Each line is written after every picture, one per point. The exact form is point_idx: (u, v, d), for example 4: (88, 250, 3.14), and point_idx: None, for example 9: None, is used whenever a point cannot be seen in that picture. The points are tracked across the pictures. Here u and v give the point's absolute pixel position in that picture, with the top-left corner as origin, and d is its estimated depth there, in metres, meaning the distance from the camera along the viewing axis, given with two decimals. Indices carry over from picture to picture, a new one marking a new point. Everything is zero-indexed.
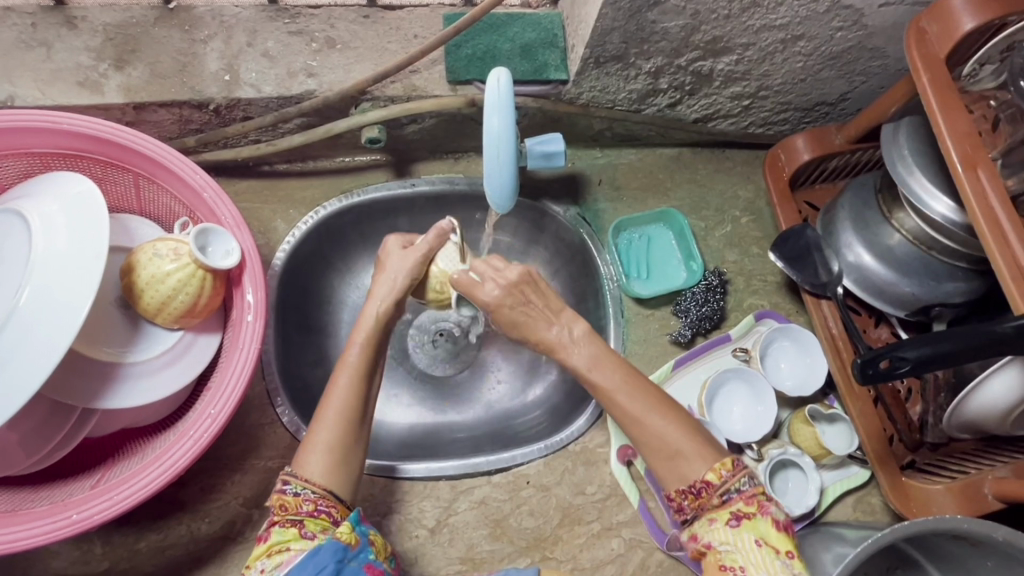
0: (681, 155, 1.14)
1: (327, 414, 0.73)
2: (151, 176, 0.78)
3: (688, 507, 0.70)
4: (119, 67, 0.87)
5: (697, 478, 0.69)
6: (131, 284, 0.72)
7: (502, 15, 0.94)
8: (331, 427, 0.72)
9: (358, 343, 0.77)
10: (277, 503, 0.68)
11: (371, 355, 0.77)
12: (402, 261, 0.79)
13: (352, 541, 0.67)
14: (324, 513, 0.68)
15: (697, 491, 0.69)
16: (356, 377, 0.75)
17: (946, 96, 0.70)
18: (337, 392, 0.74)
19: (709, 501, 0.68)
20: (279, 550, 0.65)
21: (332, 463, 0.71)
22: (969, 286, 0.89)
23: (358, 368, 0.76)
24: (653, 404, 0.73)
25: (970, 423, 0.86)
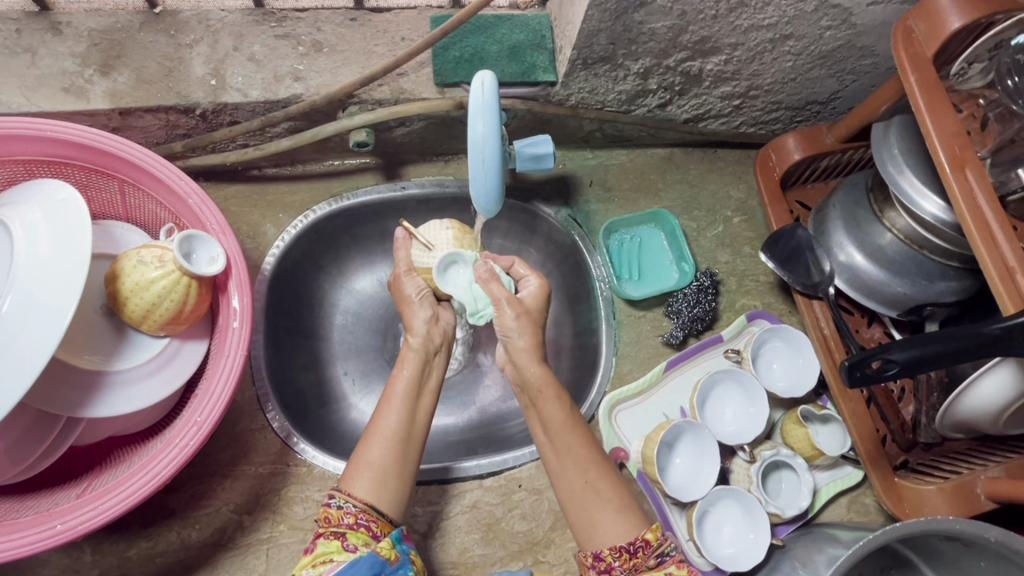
0: (672, 156, 1.14)
1: (376, 433, 0.74)
2: (136, 183, 0.78)
3: (619, 567, 0.70)
4: (104, 73, 0.86)
5: (636, 537, 0.71)
6: (116, 291, 0.71)
7: (489, 16, 0.94)
8: (379, 446, 0.73)
9: (409, 361, 0.77)
10: (322, 516, 0.70)
11: (423, 374, 0.77)
12: (408, 279, 0.82)
13: (392, 556, 0.68)
14: (363, 526, 0.69)
15: (634, 550, 0.71)
16: (406, 395, 0.76)
17: (934, 95, 0.69)
18: (387, 413, 0.75)
19: (645, 561, 0.70)
20: (323, 562, 0.66)
21: (377, 481, 0.72)
22: (960, 285, 0.89)
23: (407, 387, 0.76)
24: (598, 460, 0.76)
25: (963, 423, 0.86)
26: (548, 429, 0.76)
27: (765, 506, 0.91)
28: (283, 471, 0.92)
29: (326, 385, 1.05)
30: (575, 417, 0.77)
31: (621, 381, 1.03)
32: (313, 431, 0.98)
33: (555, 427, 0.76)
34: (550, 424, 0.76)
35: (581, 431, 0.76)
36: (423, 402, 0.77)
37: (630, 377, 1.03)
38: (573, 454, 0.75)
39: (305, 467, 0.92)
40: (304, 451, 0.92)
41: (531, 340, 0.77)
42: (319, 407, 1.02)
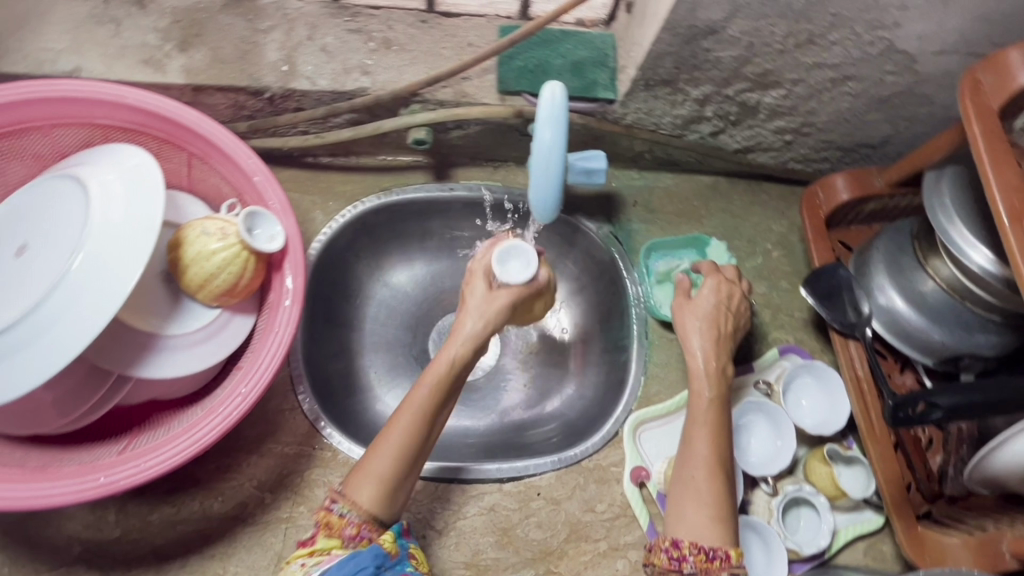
0: (717, 184, 1.15)
1: (386, 444, 0.74)
2: (205, 157, 0.80)
3: (690, 561, 0.72)
4: (182, 49, 0.89)
5: (719, 546, 0.72)
6: (176, 259, 0.73)
7: (556, 31, 0.96)
8: (386, 456, 0.74)
9: (430, 379, 0.78)
10: (324, 518, 0.72)
11: (438, 392, 0.77)
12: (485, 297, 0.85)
13: (392, 550, 0.72)
14: (363, 537, 0.72)
15: (712, 555, 0.72)
16: (423, 411, 0.76)
17: (995, 147, 0.69)
18: (400, 430, 0.75)
19: (717, 571, 0.71)
20: (321, 554, 0.70)
21: (379, 491, 0.73)
22: (1000, 340, 0.89)
23: (424, 406, 0.76)
24: (715, 463, 0.78)
25: (990, 478, 0.86)
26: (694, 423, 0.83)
27: (784, 540, 0.91)
28: (308, 453, 0.93)
29: (355, 374, 1.08)
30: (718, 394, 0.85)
31: (648, 401, 1.02)
32: (338, 419, 0.99)
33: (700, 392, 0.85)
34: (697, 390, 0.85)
35: (715, 418, 0.83)
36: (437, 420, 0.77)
37: (657, 398, 1.03)
38: (700, 447, 0.80)
39: (329, 452, 0.93)
40: (331, 436, 0.94)
41: (711, 347, 0.88)
42: (346, 394, 1.05)
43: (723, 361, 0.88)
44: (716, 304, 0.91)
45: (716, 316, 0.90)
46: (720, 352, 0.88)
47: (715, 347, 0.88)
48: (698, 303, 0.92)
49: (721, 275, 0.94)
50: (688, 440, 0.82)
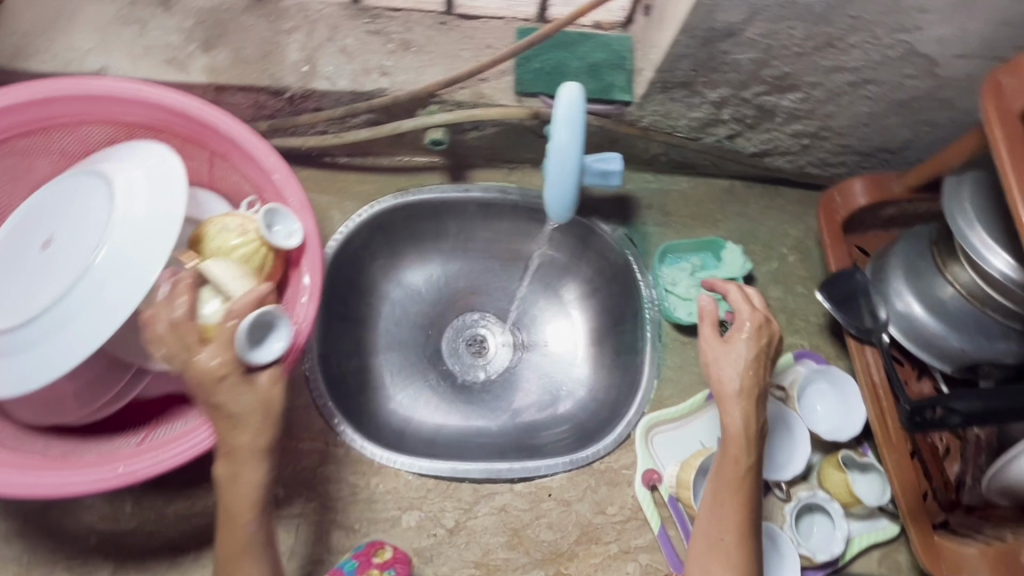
0: (733, 188, 1.15)
1: None
2: (226, 155, 0.81)
3: None
4: (206, 49, 0.91)
5: None
6: (197, 254, 0.74)
7: (574, 34, 0.97)
8: None
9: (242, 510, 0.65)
10: None
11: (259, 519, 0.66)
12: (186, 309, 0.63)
13: None
14: None
15: None
16: (256, 548, 0.67)
17: (1017, 150, 0.69)
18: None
19: None
20: None
21: None
22: (1020, 349, 0.88)
23: (255, 541, 0.66)
24: (741, 526, 0.76)
25: (1009, 488, 0.86)
26: (725, 485, 0.78)
27: (797, 547, 0.90)
28: (322, 449, 0.94)
29: (369, 372, 1.09)
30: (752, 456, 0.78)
31: (660, 404, 1.02)
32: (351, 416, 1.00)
33: (733, 452, 0.78)
34: (731, 451, 0.78)
35: (747, 479, 0.77)
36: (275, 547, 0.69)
37: (669, 401, 1.02)
38: (727, 508, 0.77)
39: (342, 448, 0.94)
40: (344, 432, 0.94)
41: (750, 401, 0.78)
42: (361, 393, 1.06)
43: (760, 414, 0.79)
44: (754, 349, 0.80)
45: (755, 362, 0.79)
46: (758, 408, 0.79)
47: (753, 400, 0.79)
48: (731, 348, 0.80)
49: (762, 318, 0.81)
50: (713, 499, 0.79)
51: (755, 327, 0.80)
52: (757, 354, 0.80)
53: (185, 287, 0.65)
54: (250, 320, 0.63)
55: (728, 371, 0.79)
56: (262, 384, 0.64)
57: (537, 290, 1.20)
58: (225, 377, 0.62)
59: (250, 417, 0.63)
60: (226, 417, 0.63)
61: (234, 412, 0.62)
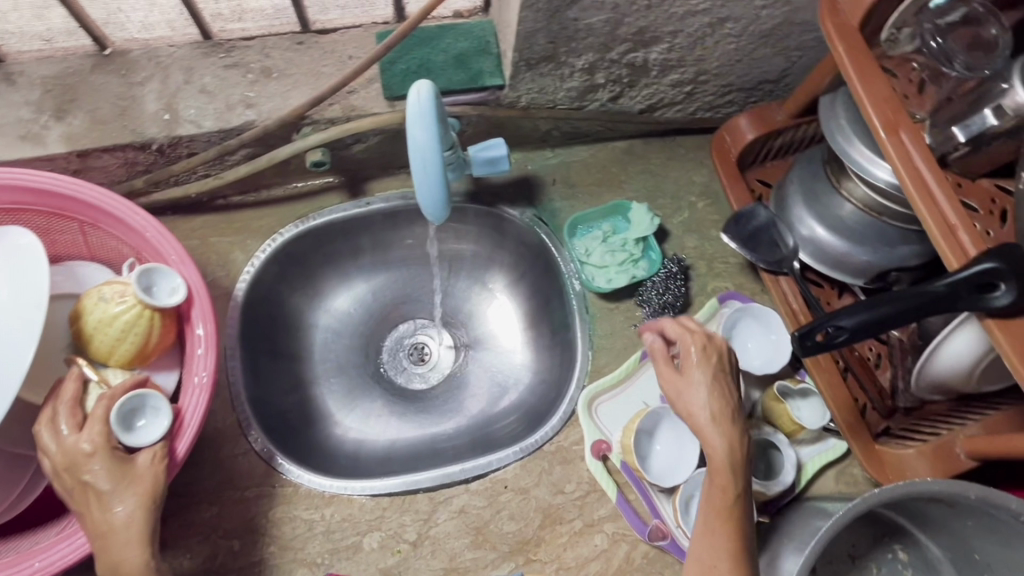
0: (632, 147, 1.15)
1: None
2: (95, 223, 0.79)
3: None
4: (59, 117, 0.88)
5: None
6: (80, 331, 0.73)
7: (433, 28, 0.96)
8: None
9: None
10: None
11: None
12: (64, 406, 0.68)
13: None
14: None
15: None
16: None
17: (862, 62, 0.70)
18: None
19: None
20: None
21: None
22: (921, 249, 0.90)
23: None
24: (735, 556, 0.72)
25: (938, 382, 0.87)
26: (714, 517, 0.74)
27: (749, 485, 0.91)
28: (269, 493, 0.92)
29: (310, 405, 1.08)
30: (738, 483, 0.74)
31: (598, 374, 1.03)
32: (297, 452, 0.99)
33: (718, 480, 0.74)
34: (717, 481, 0.74)
35: (734, 507, 0.74)
36: None
37: (607, 369, 1.03)
38: (717, 540, 0.73)
39: (291, 487, 0.93)
40: (289, 471, 0.94)
41: (726, 424, 0.76)
42: (305, 426, 1.05)
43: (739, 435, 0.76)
44: (711, 370, 0.79)
45: (718, 383, 0.78)
46: (737, 430, 0.76)
47: (728, 421, 0.76)
48: (691, 372, 0.78)
49: (705, 339, 0.80)
50: (702, 534, 0.74)
51: (705, 352, 0.80)
52: (720, 376, 0.79)
53: (70, 379, 0.69)
54: (120, 405, 0.69)
55: (694, 394, 0.77)
56: (138, 461, 0.67)
57: (467, 284, 1.19)
58: (95, 453, 0.66)
59: (118, 489, 0.65)
60: (95, 496, 0.65)
61: (104, 488, 0.65)
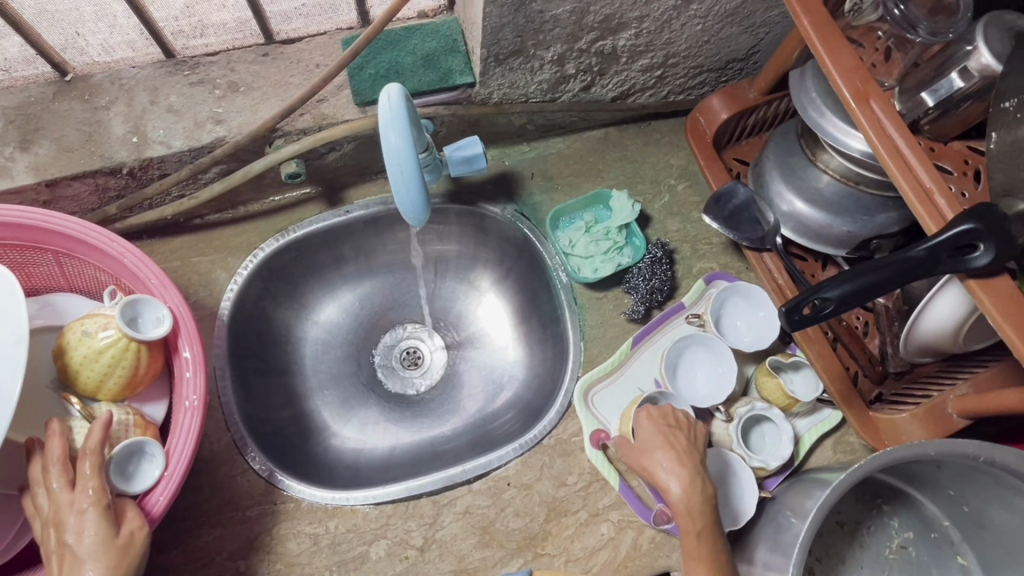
0: (608, 135, 1.15)
1: None
2: (70, 252, 0.77)
3: None
4: (24, 148, 0.86)
5: None
6: (65, 366, 0.71)
7: (399, 30, 0.95)
8: None
9: None
10: None
11: None
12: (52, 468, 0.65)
13: None
14: None
15: None
16: None
17: (828, 35, 0.70)
18: None
19: None
20: None
21: None
22: (900, 215, 0.91)
23: None
24: None
25: (926, 346, 0.88)
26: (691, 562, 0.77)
27: (748, 462, 0.92)
28: (271, 510, 0.92)
29: (305, 419, 1.07)
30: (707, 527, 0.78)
31: (592, 364, 1.03)
32: (296, 467, 0.98)
33: (682, 522, 0.78)
34: (682, 525, 0.78)
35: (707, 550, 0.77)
36: None
37: (601, 358, 1.03)
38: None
39: (292, 503, 0.92)
40: (290, 487, 0.93)
41: (676, 463, 0.81)
42: (301, 441, 1.04)
43: (701, 477, 0.81)
44: (655, 420, 0.86)
45: (664, 428, 0.85)
46: (694, 475, 0.81)
47: (682, 464, 0.81)
48: (636, 425, 0.87)
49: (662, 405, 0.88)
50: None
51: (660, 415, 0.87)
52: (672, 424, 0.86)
53: (53, 437, 0.67)
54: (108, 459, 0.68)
55: (640, 441, 0.85)
56: (119, 534, 0.64)
57: (454, 285, 1.19)
58: (87, 509, 0.64)
59: (97, 554, 0.63)
60: (71, 557, 0.62)
61: (82, 548, 0.62)
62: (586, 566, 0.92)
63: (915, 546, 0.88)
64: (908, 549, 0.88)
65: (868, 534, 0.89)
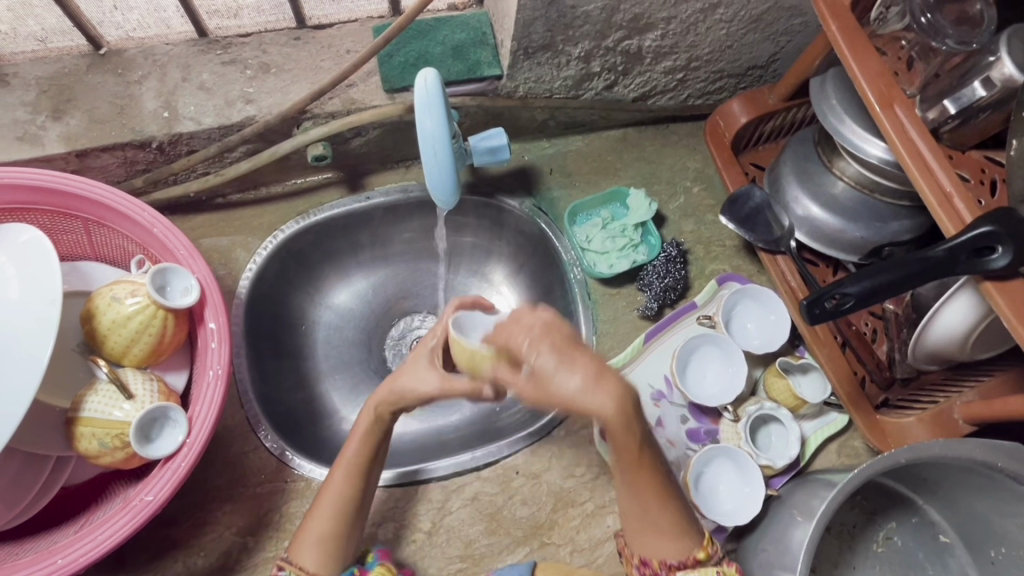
0: (627, 136, 1.17)
1: (322, 505, 0.80)
2: (100, 220, 0.78)
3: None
4: (57, 118, 0.87)
5: (687, 556, 0.73)
6: (92, 331, 0.72)
7: (429, 20, 0.96)
8: (319, 523, 0.79)
9: (343, 464, 0.81)
10: None
11: (367, 449, 0.81)
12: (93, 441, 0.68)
13: None
14: None
15: (681, 567, 0.73)
16: (355, 468, 0.81)
17: (855, 41, 0.72)
18: (335, 486, 0.80)
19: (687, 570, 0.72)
20: None
21: (323, 552, 0.78)
22: (913, 223, 0.92)
23: (352, 467, 0.81)
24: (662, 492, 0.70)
25: (934, 353, 0.89)
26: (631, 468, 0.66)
27: (756, 459, 0.93)
28: (281, 489, 0.92)
29: (316, 402, 1.08)
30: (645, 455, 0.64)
31: (604, 358, 1.04)
32: (306, 447, 0.99)
33: (624, 447, 0.60)
34: (626, 447, 0.60)
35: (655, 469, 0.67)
36: (371, 473, 0.82)
37: (612, 353, 1.04)
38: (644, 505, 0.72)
39: (303, 482, 0.93)
40: (300, 466, 0.93)
41: (590, 368, 0.49)
42: (312, 422, 1.05)
43: (628, 387, 0.51)
44: (538, 377, 0.49)
45: (553, 347, 0.50)
46: (629, 383, 0.51)
47: (599, 364, 0.50)
48: (532, 364, 0.49)
49: (523, 324, 0.52)
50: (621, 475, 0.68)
51: (540, 337, 0.51)
52: (563, 330, 0.52)
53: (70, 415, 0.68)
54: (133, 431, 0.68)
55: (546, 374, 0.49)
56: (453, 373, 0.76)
57: (467, 277, 1.20)
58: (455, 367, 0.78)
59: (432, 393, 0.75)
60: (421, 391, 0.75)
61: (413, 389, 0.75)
62: (591, 558, 0.93)
63: (899, 536, 0.90)
64: (893, 540, 0.90)
65: (855, 534, 0.90)
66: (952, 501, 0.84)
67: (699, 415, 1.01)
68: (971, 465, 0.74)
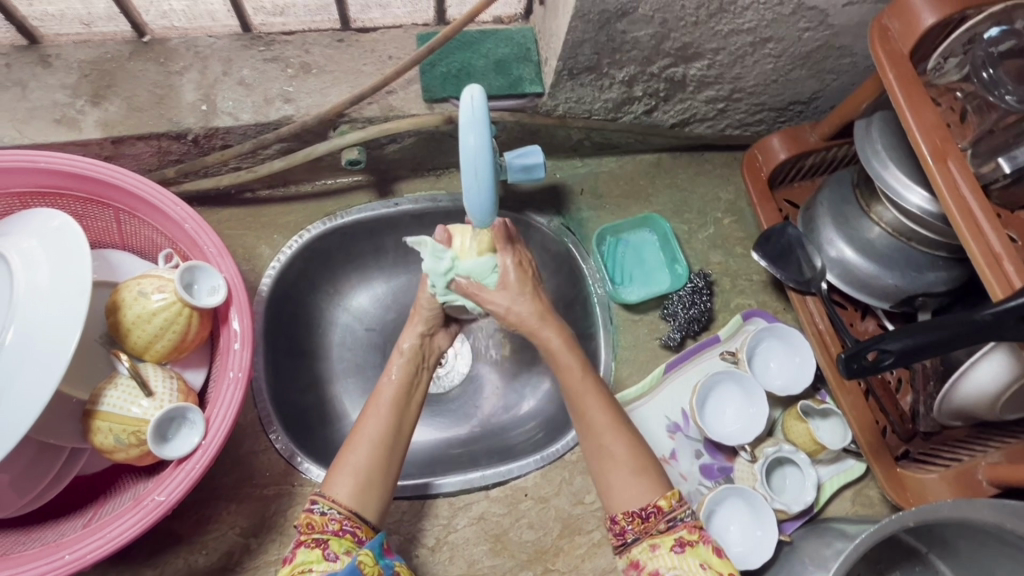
0: (661, 161, 1.15)
1: (359, 439, 0.78)
2: (132, 211, 0.77)
3: (631, 530, 0.74)
4: (95, 103, 0.87)
5: (649, 503, 0.74)
6: (117, 323, 0.71)
7: (474, 32, 0.96)
8: (360, 451, 0.77)
9: (385, 396, 0.82)
10: (305, 522, 0.72)
11: (409, 386, 0.85)
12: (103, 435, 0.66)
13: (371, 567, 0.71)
14: (348, 533, 0.72)
15: (646, 515, 0.74)
16: (391, 402, 0.82)
17: (912, 90, 0.71)
18: (370, 420, 0.80)
19: (655, 525, 0.74)
20: (303, 570, 0.68)
21: (358, 486, 0.75)
22: (949, 275, 0.90)
23: (393, 396, 0.83)
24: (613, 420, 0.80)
25: (961, 410, 0.87)
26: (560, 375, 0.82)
27: (771, 503, 0.91)
28: (287, 492, 0.91)
29: (328, 404, 1.07)
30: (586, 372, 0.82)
31: (622, 385, 1.03)
32: (315, 450, 0.98)
33: None
34: None
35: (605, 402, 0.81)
36: (408, 414, 0.83)
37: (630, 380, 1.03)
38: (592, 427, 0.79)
39: (310, 486, 0.92)
40: (308, 471, 0.92)
41: None
42: (323, 424, 1.04)
43: None
44: None
45: None
46: None
47: None
48: None
49: None
50: (580, 420, 0.81)
51: None
52: None
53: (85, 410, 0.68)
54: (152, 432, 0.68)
55: None
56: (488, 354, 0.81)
57: None
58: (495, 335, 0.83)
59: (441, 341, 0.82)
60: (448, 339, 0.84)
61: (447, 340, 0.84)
62: None
63: None
64: None
65: None
66: (964, 561, 0.82)
67: (713, 451, 1.00)
68: (994, 532, 0.72)
